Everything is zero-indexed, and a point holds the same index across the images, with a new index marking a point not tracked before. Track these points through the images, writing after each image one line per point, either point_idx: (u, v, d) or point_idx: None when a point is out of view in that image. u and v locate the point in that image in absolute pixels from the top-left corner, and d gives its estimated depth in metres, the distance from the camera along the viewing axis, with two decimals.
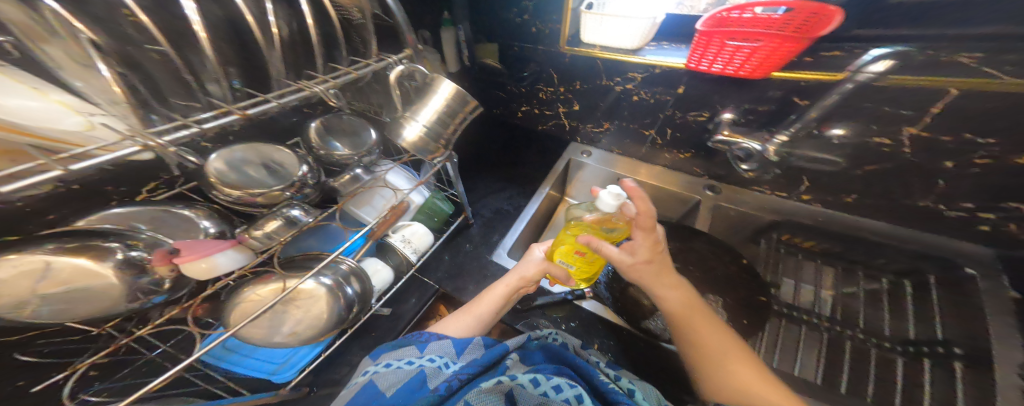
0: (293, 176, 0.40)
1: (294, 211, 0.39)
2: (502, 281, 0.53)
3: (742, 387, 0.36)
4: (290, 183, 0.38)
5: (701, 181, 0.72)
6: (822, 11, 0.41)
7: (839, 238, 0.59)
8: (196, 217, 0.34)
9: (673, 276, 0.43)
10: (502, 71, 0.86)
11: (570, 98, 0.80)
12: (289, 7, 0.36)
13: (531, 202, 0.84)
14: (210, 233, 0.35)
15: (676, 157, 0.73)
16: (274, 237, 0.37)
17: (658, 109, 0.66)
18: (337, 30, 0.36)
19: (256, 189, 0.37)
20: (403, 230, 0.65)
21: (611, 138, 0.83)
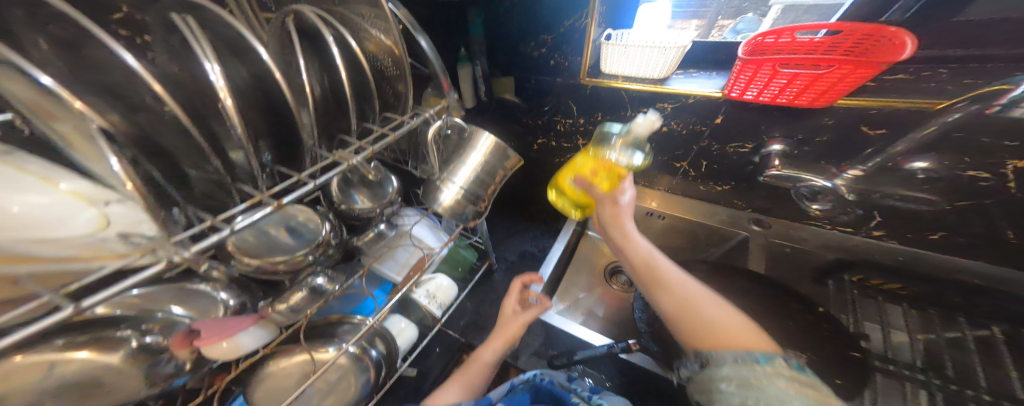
0: (316, 237, 0.33)
1: (317, 280, 0.35)
2: (489, 346, 0.49)
3: (711, 324, 0.30)
4: (315, 244, 0.32)
5: (744, 215, 0.68)
6: (880, 32, 0.42)
7: (926, 279, 0.55)
8: (215, 290, 0.28)
9: (629, 221, 0.40)
10: (519, 104, 0.82)
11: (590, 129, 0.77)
12: (319, 59, 0.31)
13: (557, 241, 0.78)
14: (230, 306, 0.28)
15: (713, 189, 0.69)
16: (299, 311, 0.32)
17: (692, 140, 0.63)
18: (366, 83, 0.33)
19: (276, 257, 0.30)
20: (426, 283, 0.59)
21: (636, 169, 0.79)
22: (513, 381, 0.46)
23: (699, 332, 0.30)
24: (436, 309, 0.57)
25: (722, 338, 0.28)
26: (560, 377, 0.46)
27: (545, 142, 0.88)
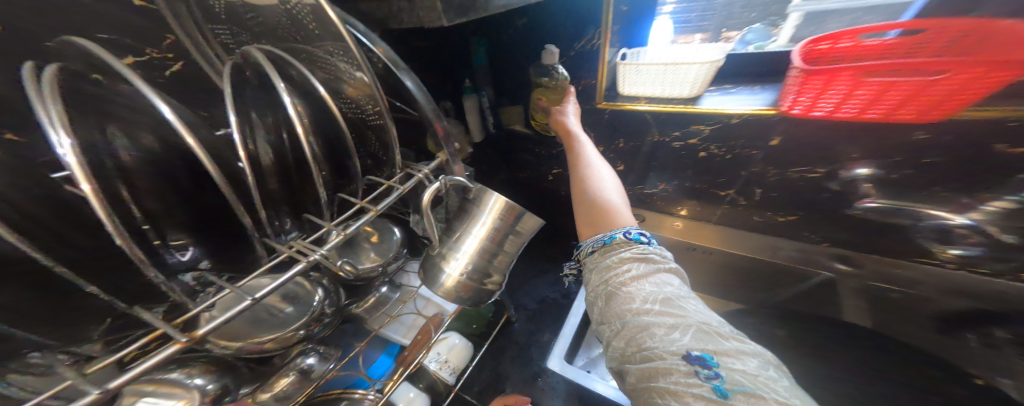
0: (311, 306, 0.30)
1: (309, 361, 0.31)
2: None
3: (596, 199, 0.41)
4: (312, 317, 0.29)
5: (821, 250, 0.56)
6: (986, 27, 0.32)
7: None
8: (188, 377, 0.23)
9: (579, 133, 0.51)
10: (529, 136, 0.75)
11: (612, 158, 0.68)
12: (279, 105, 0.23)
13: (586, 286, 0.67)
14: (208, 394, 0.23)
15: (773, 220, 0.58)
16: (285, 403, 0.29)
17: (742, 165, 0.53)
18: (343, 134, 0.24)
19: (266, 335, 0.27)
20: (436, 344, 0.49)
21: (670, 198, 0.68)
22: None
23: (588, 210, 0.41)
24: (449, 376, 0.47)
25: (601, 216, 0.39)
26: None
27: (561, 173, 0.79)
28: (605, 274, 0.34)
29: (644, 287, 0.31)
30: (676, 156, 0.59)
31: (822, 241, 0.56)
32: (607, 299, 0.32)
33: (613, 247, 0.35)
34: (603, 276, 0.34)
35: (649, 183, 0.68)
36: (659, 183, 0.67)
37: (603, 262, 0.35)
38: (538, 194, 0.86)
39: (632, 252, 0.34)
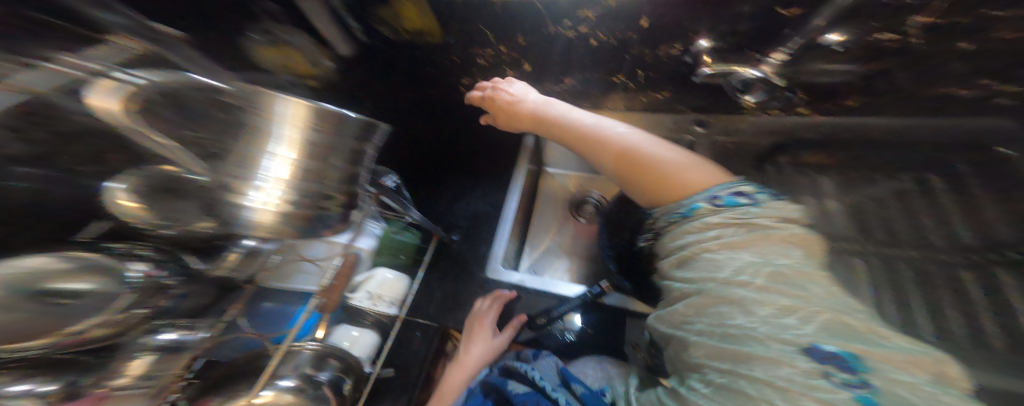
0: (110, 288, 0.26)
1: (166, 335, 0.28)
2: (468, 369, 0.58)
3: (681, 169, 0.41)
4: (101, 305, 0.25)
5: (688, 117, 0.66)
6: None
7: (841, 148, 0.54)
8: None
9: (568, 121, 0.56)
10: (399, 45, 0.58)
11: (517, 59, 0.62)
12: None
13: (512, 194, 0.74)
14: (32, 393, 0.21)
15: (653, 98, 0.65)
16: (156, 375, 0.26)
17: (624, 48, 0.54)
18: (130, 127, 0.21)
19: (70, 326, 0.23)
20: (366, 284, 0.52)
21: (577, 91, 0.69)
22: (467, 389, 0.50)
23: (666, 188, 0.41)
24: (388, 308, 0.54)
25: (682, 181, 0.40)
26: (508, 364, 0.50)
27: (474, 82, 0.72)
28: (688, 223, 0.36)
29: (709, 230, 0.34)
30: (572, 47, 0.57)
31: (685, 109, 0.64)
32: (683, 260, 0.35)
33: (705, 192, 0.37)
34: (688, 224, 0.36)
35: (558, 82, 0.67)
36: (565, 78, 0.66)
37: (711, 201, 0.35)
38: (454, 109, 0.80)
39: (722, 193, 0.35)
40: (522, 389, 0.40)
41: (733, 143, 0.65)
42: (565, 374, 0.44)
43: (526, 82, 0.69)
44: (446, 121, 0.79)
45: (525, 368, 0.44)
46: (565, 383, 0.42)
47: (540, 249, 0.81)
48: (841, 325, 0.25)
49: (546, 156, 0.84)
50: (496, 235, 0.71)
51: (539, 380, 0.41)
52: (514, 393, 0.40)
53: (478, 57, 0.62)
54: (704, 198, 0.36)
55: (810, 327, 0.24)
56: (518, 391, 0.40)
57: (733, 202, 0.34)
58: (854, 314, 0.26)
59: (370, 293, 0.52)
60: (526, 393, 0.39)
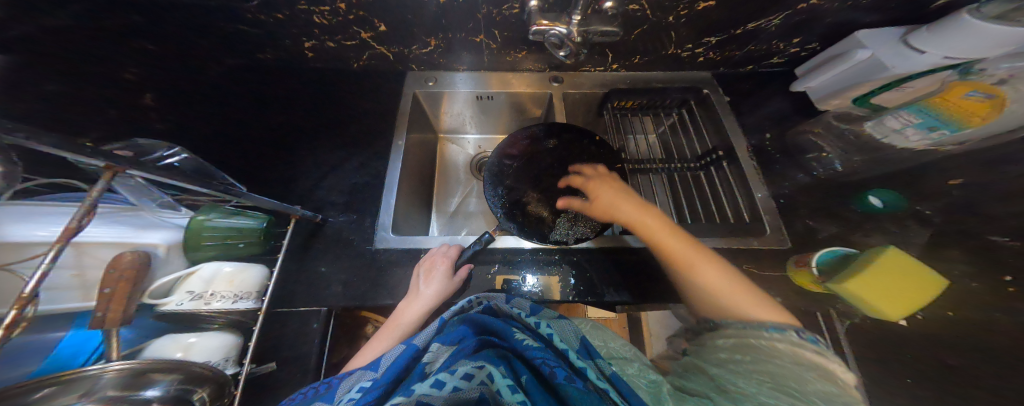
0: None
1: None
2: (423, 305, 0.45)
3: (714, 290, 0.40)
4: None
5: (545, 75, 0.73)
6: None
7: (649, 91, 0.67)
8: None
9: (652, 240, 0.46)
10: None
11: (364, 16, 0.55)
12: None
13: (392, 162, 0.60)
14: None
15: (515, 58, 0.68)
16: None
17: (473, 9, 0.55)
18: None
19: None
20: (191, 283, 0.33)
21: (447, 54, 0.66)
22: (444, 316, 0.41)
23: (710, 301, 0.40)
24: (233, 305, 0.35)
25: (734, 307, 0.38)
26: (502, 296, 0.43)
27: (317, 44, 0.61)
28: (755, 330, 0.35)
29: (769, 335, 0.34)
30: (423, 7, 0.54)
31: (543, 67, 0.71)
32: (739, 344, 0.35)
33: (753, 321, 0.36)
34: (757, 332, 0.35)
35: (420, 42, 0.62)
36: (429, 40, 0.62)
37: (750, 327, 0.35)
38: (300, 79, 0.66)
39: (783, 334, 0.33)
40: (530, 340, 0.36)
41: (585, 99, 0.73)
42: (586, 343, 0.38)
43: (385, 43, 0.62)
44: (292, 92, 0.65)
45: (534, 321, 0.38)
46: (586, 350, 0.37)
47: (449, 213, 0.74)
48: (786, 377, 0.30)
49: (444, 122, 0.79)
50: (379, 212, 0.54)
51: (559, 343, 0.36)
52: (526, 346, 0.35)
53: (312, 15, 0.54)
54: (741, 323, 0.36)
55: (809, 389, 0.29)
56: (529, 342, 0.35)
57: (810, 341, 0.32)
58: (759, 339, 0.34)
59: (197, 291, 0.33)
60: (535, 347, 0.35)
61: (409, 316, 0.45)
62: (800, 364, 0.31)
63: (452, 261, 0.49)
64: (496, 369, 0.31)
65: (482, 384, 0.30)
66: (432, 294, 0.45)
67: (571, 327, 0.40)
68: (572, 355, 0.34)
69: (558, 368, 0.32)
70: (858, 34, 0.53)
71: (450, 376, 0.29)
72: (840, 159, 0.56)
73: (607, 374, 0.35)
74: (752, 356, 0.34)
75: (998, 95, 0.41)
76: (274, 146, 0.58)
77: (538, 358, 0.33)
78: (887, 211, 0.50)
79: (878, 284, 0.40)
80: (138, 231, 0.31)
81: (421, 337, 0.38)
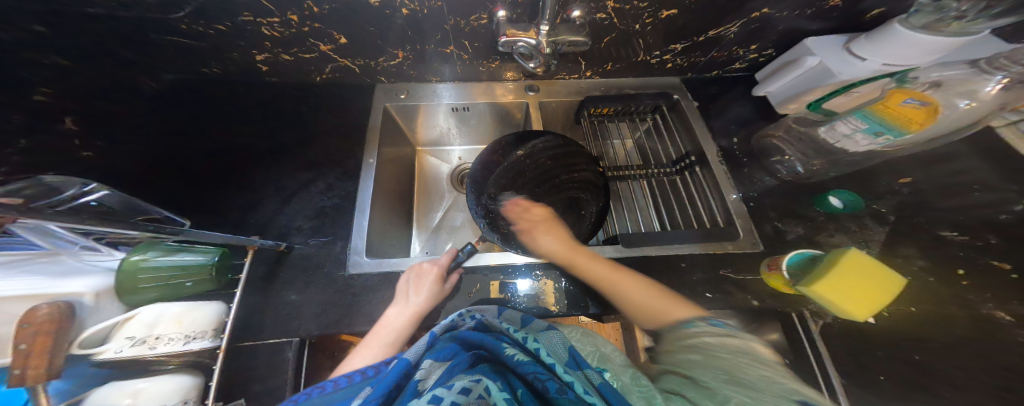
0: None
1: None
2: (403, 314, 0.44)
3: (641, 303, 0.43)
4: None
5: (520, 84, 0.72)
6: None
7: (620, 98, 0.68)
8: None
9: (604, 272, 0.48)
10: None
11: (322, 29, 0.53)
12: None
13: (363, 182, 0.58)
14: None
15: (488, 68, 0.67)
16: None
17: (438, 19, 0.54)
18: None
19: None
20: (128, 329, 0.31)
21: (416, 65, 0.65)
22: (434, 330, 0.37)
23: (645, 312, 0.42)
24: (184, 346, 0.33)
25: (664, 312, 0.41)
26: (493, 312, 0.42)
27: (273, 58, 0.59)
28: (686, 330, 0.37)
29: (703, 334, 0.35)
30: (385, 18, 0.52)
31: (519, 77, 0.71)
32: (685, 344, 0.35)
33: (677, 322, 0.39)
34: (687, 331, 0.36)
35: (386, 53, 0.61)
36: (396, 52, 0.61)
37: (674, 327, 0.38)
38: (259, 97, 0.64)
39: (698, 326, 0.36)
40: (521, 353, 0.32)
41: (560, 107, 0.73)
42: (574, 354, 0.34)
43: (350, 55, 0.60)
44: (253, 111, 0.62)
45: (521, 335, 0.35)
46: (575, 362, 0.33)
47: (431, 229, 0.72)
48: (735, 369, 0.29)
49: (419, 134, 0.78)
50: (351, 236, 0.53)
51: (545, 355, 0.31)
52: (517, 360, 0.31)
53: (261, 27, 0.52)
54: (669, 329, 0.39)
55: (753, 375, 0.28)
56: (522, 356, 0.31)
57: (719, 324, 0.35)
58: (709, 339, 0.33)
59: (139, 336, 0.31)
60: (528, 359, 0.31)
61: (399, 322, 0.44)
62: (733, 353, 0.31)
63: (442, 270, 0.49)
64: (493, 384, 0.27)
65: (481, 397, 0.25)
66: (420, 303, 0.45)
67: (560, 339, 0.36)
68: (559, 367, 0.29)
69: (551, 382, 0.27)
70: (807, 40, 0.57)
71: (447, 392, 0.25)
72: (801, 162, 0.58)
73: (595, 384, 0.30)
74: (704, 354, 0.32)
75: (933, 103, 0.44)
76: (234, 172, 0.56)
77: (529, 371, 0.29)
78: (846, 211, 0.52)
79: (840, 283, 0.42)
80: (56, 280, 0.29)
81: (412, 351, 0.34)
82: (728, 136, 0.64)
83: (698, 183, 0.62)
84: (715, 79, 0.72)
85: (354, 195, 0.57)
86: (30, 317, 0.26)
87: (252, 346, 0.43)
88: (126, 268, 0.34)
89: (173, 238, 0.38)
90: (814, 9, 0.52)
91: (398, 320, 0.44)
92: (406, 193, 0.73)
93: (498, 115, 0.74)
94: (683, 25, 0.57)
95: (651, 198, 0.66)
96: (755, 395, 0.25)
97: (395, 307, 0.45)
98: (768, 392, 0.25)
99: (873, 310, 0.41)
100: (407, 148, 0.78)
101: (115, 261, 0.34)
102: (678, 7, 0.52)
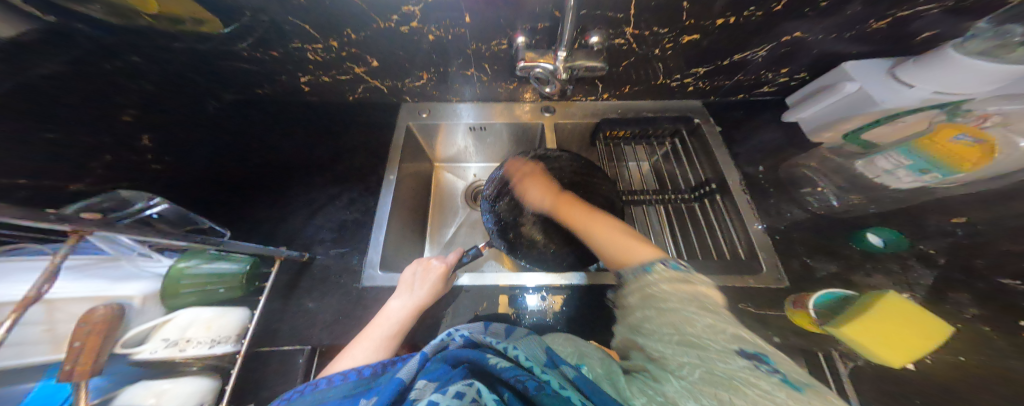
0: None
1: None
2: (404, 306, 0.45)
3: (613, 246, 0.44)
4: None
5: (538, 105, 0.73)
6: None
7: (637, 121, 0.67)
8: None
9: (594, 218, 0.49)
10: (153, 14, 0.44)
11: (357, 53, 0.57)
12: None
13: (382, 196, 0.60)
14: None
15: (508, 89, 0.69)
16: None
17: (462, 45, 0.56)
18: None
19: None
20: (162, 331, 0.33)
21: (439, 86, 0.68)
22: (423, 351, 0.35)
23: (617, 256, 0.43)
24: (209, 350, 0.36)
25: (631, 254, 0.42)
26: (478, 326, 0.40)
27: (312, 79, 0.64)
28: (645, 276, 0.37)
29: (659, 280, 0.35)
30: (413, 44, 0.56)
31: (537, 98, 0.72)
32: (642, 297, 0.35)
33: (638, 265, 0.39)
34: (646, 278, 0.36)
35: (412, 75, 0.64)
36: (421, 74, 0.64)
37: (636, 272, 0.39)
38: (297, 114, 0.69)
39: (656, 270, 0.36)
40: (504, 361, 0.31)
41: (576, 128, 0.73)
42: (551, 353, 0.33)
43: (379, 77, 0.64)
44: (289, 127, 0.67)
45: (501, 344, 0.34)
46: (553, 362, 0.32)
47: (443, 244, 0.73)
48: (682, 323, 0.30)
49: (438, 151, 0.80)
50: (368, 249, 0.54)
51: (524, 358, 0.31)
52: (500, 367, 0.30)
53: (306, 53, 0.57)
54: (631, 271, 0.40)
55: (698, 327, 0.29)
56: (504, 363, 0.31)
57: (677, 266, 0.36)
58: (666, 292, 0.33)
59: (173, 338, 0.34)
60: (509, 365, 0.30)
61: (399, 314, 0.44)
62: (682, 300, 0.32)
63: (448, 267, 0.50)
64: (485, 388, 0.28)
65: (473, 401, 0.26)
66: (424, 296, 0.46)
67: (536, 344, 0.35)
68: (535, 367, 0.30)
69: (530, 381, 0.28)
70: (846, 64, 0.55)
71: (442, 396, 0.25)
72: (835, 194, 0.55)
73: (570, 378, 0.29)
74: (657, 309, 0.32)
75: (987, 139, 0.41)
76: (267, 183, 0.60)
77: (511, 376, 0.29)
78: (889, 250, 0.47)
79: (877, 326, 0.38)
80: (115, 283, 0.32)
81: (404, 370, 0.33)
82: (752, 163, 0.62)
83: (719, 211, 0.59)
84: (739, 104, 0.70)
85: (373, 209, 0.59)
86: (95, 321, 0.29)
87: (266, 352, 0.45)
88: (168, 276, 0.36)
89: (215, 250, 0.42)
90: (853, 32, 0.50)
91: (400, 311, 0.44)
92: (422, 207, 0.75)
93: (515, 135, 0.76)
94: (706, 50, 0.56)
95: (668, 224, 0.64)
96: (704, 356, 0.27)
97: (397, 300, 0.46)
98: (717, 349, 0.27)
99: (912, 357, 0.37)
100: (425, 163, 0.81)
101: (164, 267, 0.37)
102: (700, 33, 0.52)
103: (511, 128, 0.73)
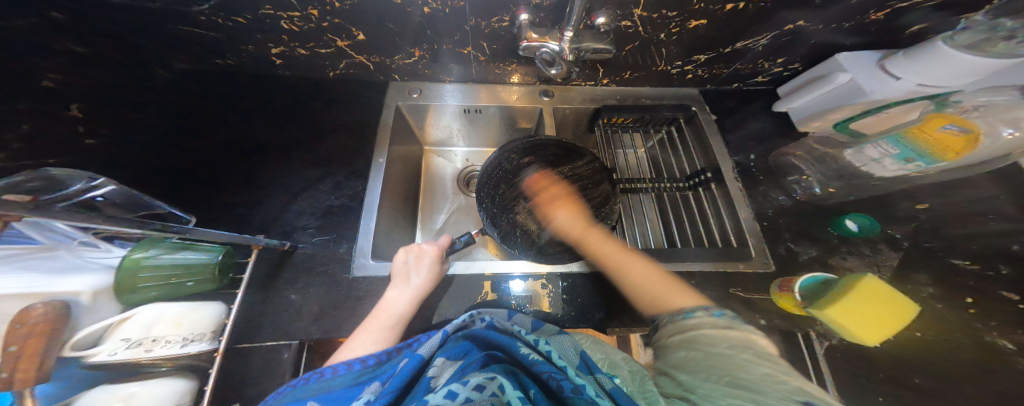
0: None
1: None
2: (403, 297, 0.43)
3: (643, 288, 0.44)
4: None
5: (536, 88, 0.71)
6: None
7: (638, 109, 0.66)
8: None
9: (623, 269, 0.46)
10: None
11: (340, 24, 0.52)
12: None
13: (372, 181, 0.57)
14: None
15: (505, 71, 0.66)
16: None
17: (459, 20, 0.52)
18: None
19: None
20: (128, 328, 0.29)
21: (431, 64, 0.63)
22: (445, 328, 0.35)
23: (644, 296, 0.43)
24: (181, 349, 0.32)
25: (668, 300, 0.41)
26: (502, 314, 0.40)
27: (286, 52, 0.58)
28: (684, 321, 0.37)
29: (700, 324, 0.36)
30: (404, 16, 0.51)
31: (534, 81, 0.69)
32: (683, 339, 0.35)
33: (676, 309, 0.40)
34: (685, 323, 0.37)
35: (402, 51, 0.59)
36: (412, 50, 0.59)
37: (673, 317, 0.39)
38: (271, 89, 0.63)
39: (698, 316, 0.37)
40: (535, 354, 0.32)
41: (573, 114, 0.71)
42: (586, 357, 0.35)
43: (365, 52, 0.59)
44: (262, 104, 0.61)
45: (533, 337, 0.34)
46: (586, 366, 0.34)
47: (435, 231, 0.70)
48: (734, 369, 0.29)
49: (428, 134, 0.76)
50: (357, 237, 0.51)
51: (558, 357, 0.31)
52: (531, 360, 0.30)
53: (279, 21, 0.50)
54: (668, 315, 0.40)
55: (755, 375, 0.28)
56: (536, 356, 0.31)
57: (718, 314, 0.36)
58: (708, 335, 0.34)
59: (136, 338, 0.30)
60: (542, 360, 0.31)
61: (399, 305, 0.42)
62: (733, 347, 0.31)
63: (441, 248, 0.48)
64: (507, 382, 0.27)
65: (493, 395, 0.26)
66: (421, 284, 0.44)
67: (570, 344, 0.37)
68: (571, 370, 0.29)
69: (565, 381, 0.28)
70: (840, 55, 0.56)
71: (462, 387, 0.25)
72: (819, 183, 0.57)
73: (608, 390, 0.30)
74: (703, 351, 0.32)
75: (974, 130, 0.43)
76: (238, 164, 0.54)
77: (544, 372, 0.29)
78: (862, 235, 0.50)
79: (859, 309, 0.40)
80: (53, 278, 0.27)
81: (425, 346, 0.32)
82: (743, 152, 0.63)
83: (710, 201, 0.61)
84: (733, 93, 0.71)
85: (361, 194, 0.55)
86: (33, 322, 0.24)
87: (245, 347, 0.42)
88: (116, 271, 0.32)
89: (173, 239, 0.37)
90: (852, 23, 0.51)
91: (401, 302, 0.42)
92: (412, 193, 0.71)
93: (511, 119, 0.73)
94: (709, 37, 0.55)
95: (662, 212, 0.65)
96: (759, 400, 0.25)
97: (395, 290, 0.43)
98: (775, 393, 0.25)
99: (885, 336, 0.40)
100: (414, 147, 0.76)
101: (116, 258, 0.32)
102: (706, 18, 0.51)
103: (507, 112, 0.71)
